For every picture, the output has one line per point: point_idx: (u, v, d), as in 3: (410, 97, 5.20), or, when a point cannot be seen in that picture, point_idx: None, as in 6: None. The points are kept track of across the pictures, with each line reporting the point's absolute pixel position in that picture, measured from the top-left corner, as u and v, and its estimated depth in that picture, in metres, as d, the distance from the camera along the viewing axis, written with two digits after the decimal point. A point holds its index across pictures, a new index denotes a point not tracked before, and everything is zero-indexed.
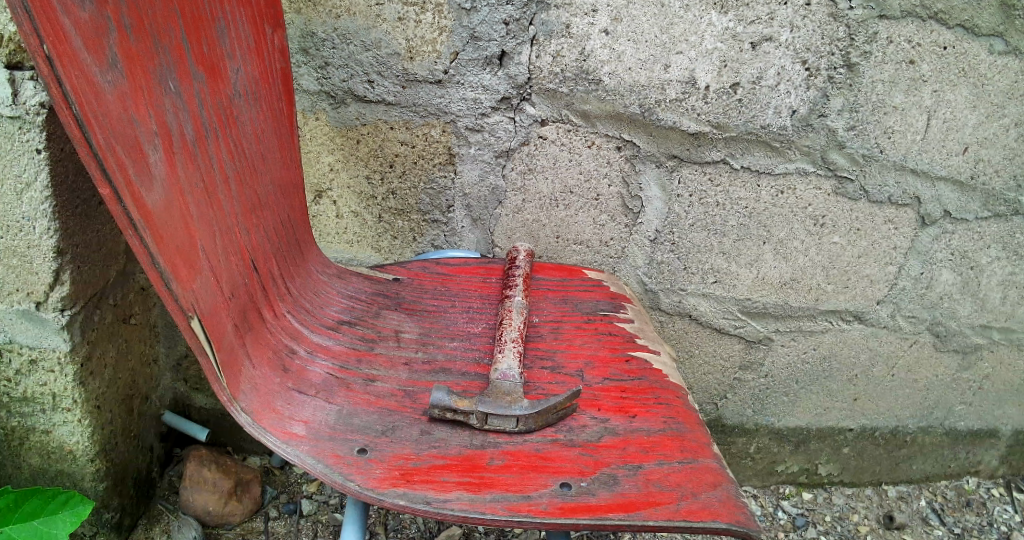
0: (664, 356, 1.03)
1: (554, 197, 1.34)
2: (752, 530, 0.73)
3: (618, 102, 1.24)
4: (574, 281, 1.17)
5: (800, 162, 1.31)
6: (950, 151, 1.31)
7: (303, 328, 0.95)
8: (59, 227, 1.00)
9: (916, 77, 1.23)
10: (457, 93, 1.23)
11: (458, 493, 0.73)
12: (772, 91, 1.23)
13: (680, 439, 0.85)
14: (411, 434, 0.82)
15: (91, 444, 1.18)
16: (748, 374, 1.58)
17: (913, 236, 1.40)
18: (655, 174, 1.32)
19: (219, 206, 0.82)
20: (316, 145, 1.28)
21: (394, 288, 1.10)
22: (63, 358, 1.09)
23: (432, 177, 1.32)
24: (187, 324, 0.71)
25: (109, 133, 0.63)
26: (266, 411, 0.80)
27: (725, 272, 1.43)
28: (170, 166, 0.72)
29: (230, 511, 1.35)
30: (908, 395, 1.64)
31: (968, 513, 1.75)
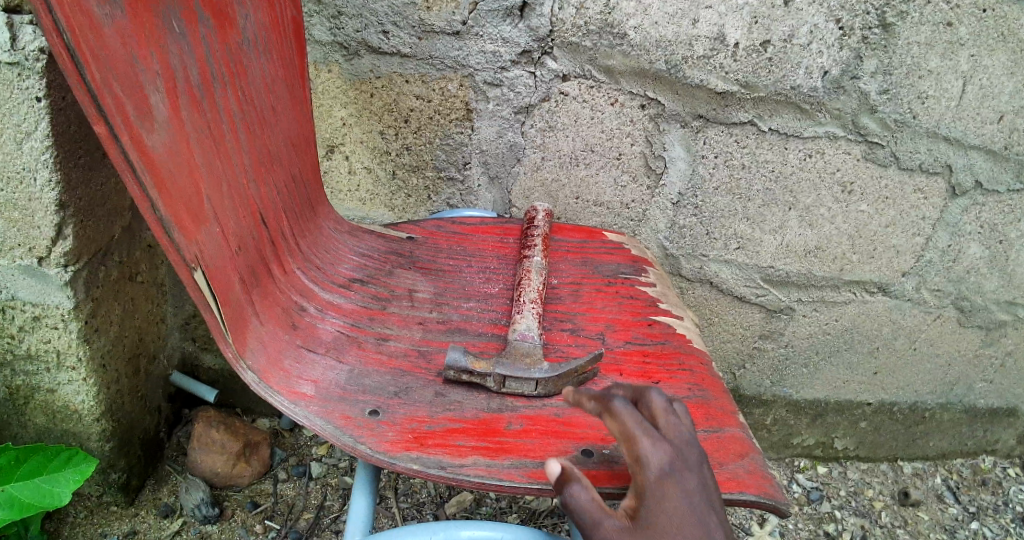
0: (687, 321, 0.99)
1: (574, 156, 1.30)
2: (780, 503, 0.70)
3: (643, 58, 1.19)
4: (594, 243, 1.13)
5: (830, 125, 1.25)
6: (985, 119, 1.25)
7: (313, 286, 0.92)
8: (61, 179, 0.96)
9: (953, 40, 1.17)
10: (475, 46, 1.18)
11: (475, 458, 0.71)
12: (804, 50, 1.17)
13: (705, 406, 0.82)
14: (425, 396, 0.79)
15: (96, 404, 1.16)
16: (768, 344, 1.55)
17: (942, 207, 1.35)
18: (680, 134, 1.27)
19: (227, 156, 0.78)
20: (329, 98, 1.24)
21: (409, 247, 1.06)
22: (66, 315, 1.07)
23: (448, 133, 1.27)
24: (190, 277, 0.68)
25: (107, 70, 0.59)
26: (274, 369, 0.77)
27: (748, 238, 1.38)
28: (174, 111, 0.68)
29: (239, 474, 1.34)
30: (929, 371, 1.60)
31: (984, 491, 1.72)
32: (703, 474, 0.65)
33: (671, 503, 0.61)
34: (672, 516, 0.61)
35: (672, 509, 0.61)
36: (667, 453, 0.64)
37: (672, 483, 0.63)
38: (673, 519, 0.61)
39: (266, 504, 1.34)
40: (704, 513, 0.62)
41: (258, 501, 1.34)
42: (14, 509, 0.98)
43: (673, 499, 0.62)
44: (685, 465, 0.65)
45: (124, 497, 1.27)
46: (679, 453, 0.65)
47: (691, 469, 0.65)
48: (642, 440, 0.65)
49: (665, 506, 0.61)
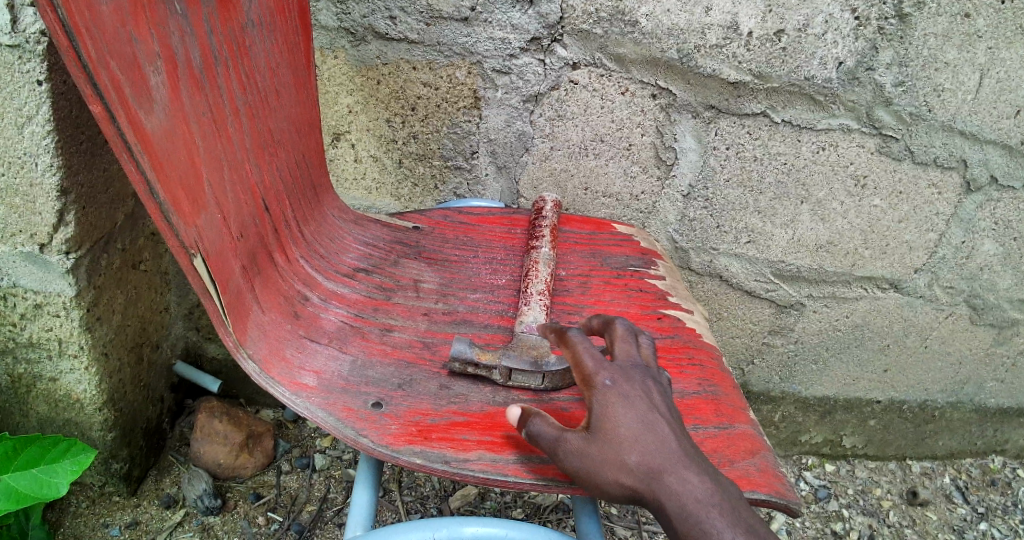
0: (697, 315, 0.97)
1: (583, 146, 1.28)
2: (792, 503, 0.69)
3: (655, 46, 1.16)
4: (603, 235, 1.11)
5: (844, 117, 1.23)
6: (1002, 113, 1.22)
7: (316, 275, 0.90)
8: (62, 165, 0.95)
9: (971, 32, 1.14)
10: (484, 32, 1.16)
11: (479, 452, 0.69)
12: (819, 40, 1.15)
13: (716, 403, 0.80)
14: (429, 388, 0.77)
15: (98, 393, 1.15)
16: (777, 339, 1.53)
17: (957, 202, 1.32)
18: (691, 125, 1.25)
19: (228, 139, 0.76)
20: (335, 85, 1.22)
21: (415, 237, 1.04)
22: (68, 303, 1.06)
23: (455, 121, 1.26)
24: (189, 262, 0.66)
25: (103, 48, 0.57)
26: (275, 359, 0.75)
27: (759, 232, 1.36)
28: (174, 92, 0.66)
29: (242, 465, 1.32)
30: (940, 369, 1.58)
31: (993, 492, 1.70)
32: (650, 383, 0.69)
33: (618, 409, 0.65)
34: (619, 418, 0.65)
35: (620, 414, 0.65)
36: (609, 367, 0.68)
37: (617, 392, 0.67)
38: (621, 420, 0.65)
39: (268, 496, 1.33)
40: (651, 413, 0.66)
41: (261, 493, 1.33)
42: (11, 500, 0.97)
43: (619, 405, 0.66)
44: (630, 376, 0.69)
45: (126, 487, 1.26)
46: (624, 369, 0.69)
47: (635, 378, 0.69)
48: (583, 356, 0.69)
49: (612, 411, 0.65)
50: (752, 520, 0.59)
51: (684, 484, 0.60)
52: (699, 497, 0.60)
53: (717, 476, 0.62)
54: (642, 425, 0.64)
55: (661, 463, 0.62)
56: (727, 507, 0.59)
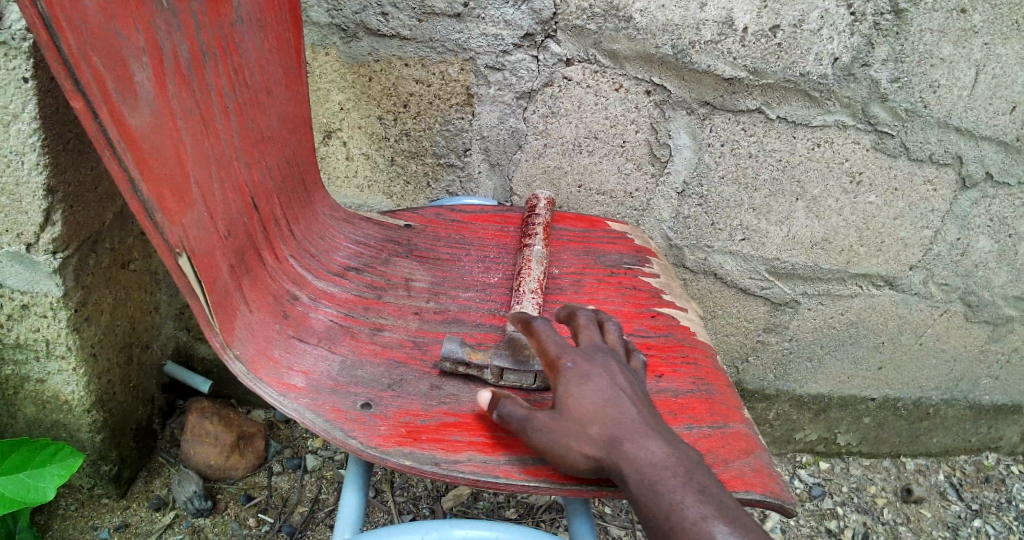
0: (692, 314, 0.97)
1: (577, 143, 1.27)
2: (786, 503, 0.68)
3: (649, 42, 1.15)
4: (597, 233, 1.10)
5: (840, 114, 1.22)
6: (997, 110, 1.21)
7: (306, 274, 0.89)
8: (49, 163, 0.93)
9: (967, 28, 1.13)
10: (477, 28, 1.15)
11: (470, 454, 0.68)
12: (814, 36, 1.14)
13: (710, 402, 0.79)
14: (420, 388, 0.76)
15: (87, 395, 1.14)
16: (772, 337, 1.52)
17: (952, 199, 1.32)
18: (685, 121, 1.24)
19: (217, 136, 0.75)
20: (326, 81, 1.21)
21: (406, 235, 1.03)
22: (55, 303, 1.04)
23: (448, 118, 1.24)
24: (174, 262, 0.65)
25: (85, 42, 0.55)
26: (263, 360, 0.74)
27: (754, 229, 1.35)
28: (160, 87, 0.65)
29: (232, 466, 1.31)
30: (935, 367, 1.58)
31: (987, 489, 1.70)
32: (613, 362, 0.71)
33: (580, 388, 0.68)
34: (581, 395, 0.68)
35: (581, 393, 0.68)
36: (573, 350, 0.71)
37: (580, 371, 0.69)
38: (583, 396, 0.68)
39: (259, 498, 1.31)
40: (613, 389, 0.68)
41: (252, 494, 1.31)
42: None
43: (581, 382, 0.68)
44: (593, 356, 0.71)
45: (116, 489, 1.24)
46: (588, 351, 0.72)
47: (598, 358, 0.71)
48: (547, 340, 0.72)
49: (575, 389, 0.68)
50: (705, 480, 0.61)
51: (642, 450, 0.63)
52: (657, 461, 0.63)
53: (676, 442, 0.65)
54: (604, 400, 0.67)
55: (620, 433, 0.65)
56: (682, 468, 0.62)
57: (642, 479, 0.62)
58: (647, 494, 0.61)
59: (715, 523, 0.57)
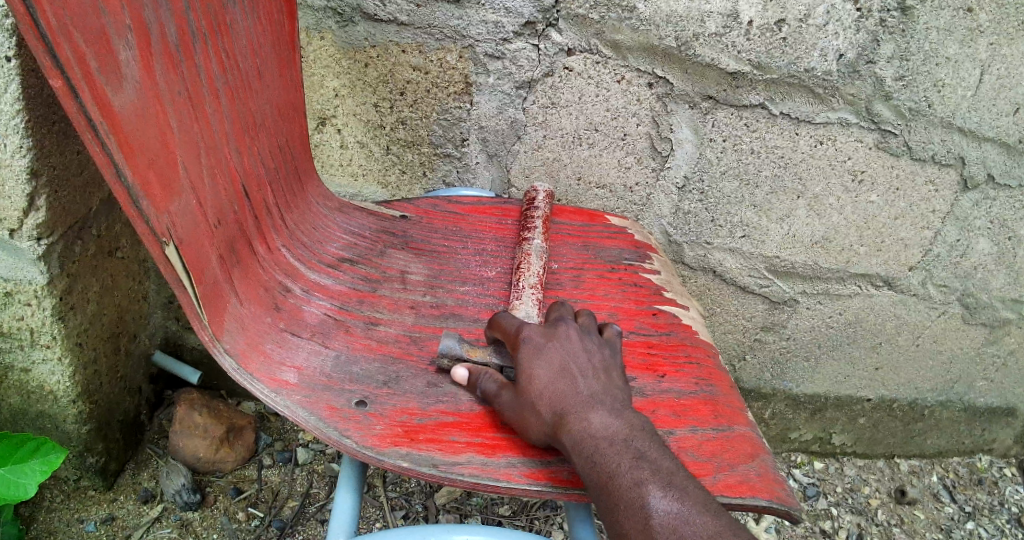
0: (693, 312, 0.95)
1: (577, 135, 1.24)
2: (793, 509, 0.66)
3: (652, 34, 1.13)
4: (596, 227, 1.08)
5: (843, 111, 1.20)
6: (1001, 111, 1.20)
7: (299, 265, 0.87)
8: (33, 146, 0.89)
9: (973, 27, 1.11)
10: (477, 15, 1.12)
11: (469, 456, 0.66)
12: (820, 31, 1.11)
13: (713, 403, 0.78)
14: (416, 386, 0.74)
15: (72, 385, 1.11)
16: (769, 336, 1.51)
17: (953, 200, 1.30)
18: (687, 115, 1.22)
19: (206, 121, 0.72)
20: (321, 67, 1.18)
21: (402, 226, 1.01)
22: (40, 291, 1.01)
23: (446, 107, 1.22)
24: (161, 251, 0.62)
25: (65, 17, 0.53)
26: (253, 354, 0.72)
27: (754, 226, 1.34)
28: (146, 68, 0.62)
29: (222, 459, 1.29)
30: (931, 368, 1.57)
31: (980, 491, 1.69)
32: (571, 339, 0.75)
33: (534, 365, 0.72)
34: (535, 369, 0.71)
35: (535, 369, 0.71)
36: (533, 329, 0.75)
37: (535, 350, 0.73)
38: (536, 371, 0.71)
39: (249, 491, 1.29)
40: (564, 365, 0.72)
41: (241, 488, 1.29)
42: None
43: (536, 361, 0.72)
44: (552, 333, 0.75)
45: (102, 481, 1.22)
46: (548, 331, 0.76)
47: (558, 335, 0.75)
48: (509, 325, 0.77)
49: (530, 366, 0.72)
50: (643, 445, 0.64)
51: (583, 423, 0.66)
52: (593, 433, 0.65)
53: (620, 413, 0.68)
54: (556, 375, 0.71)
55: (566, 405, 0.68)
56: (621, 437, 0.65)
57: (582, 452, 0.64)
58: (587, 464, 0.63)
59: (650, 487, 0.60)
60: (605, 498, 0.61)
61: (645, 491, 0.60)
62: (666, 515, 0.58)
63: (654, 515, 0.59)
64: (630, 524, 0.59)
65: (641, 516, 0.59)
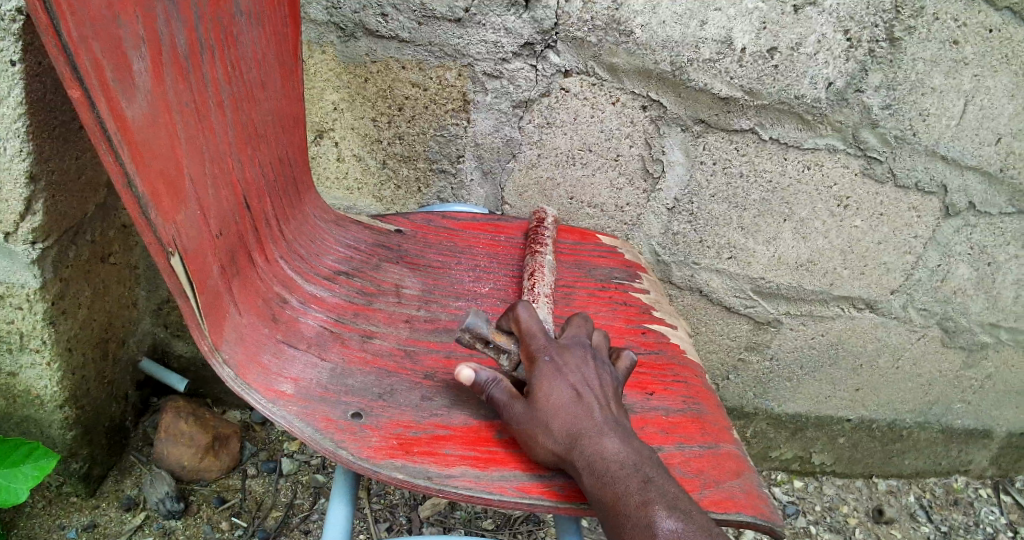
0: (681, 332, 0.97)
1: (571, 154, 1.26)
2: (776, 525, 0.68)
3: (648, 58, 1.15)
4: (587, 246, 1.09)
5: (831, 138, 1.23)
6: (983, 141, 1.23)
7: (296, 277, 0.87)
8: (33, 150, 0.89)
9: (958, 59, 1.14)
10: (476, 34, 1.14)
11: (463, 468, 0.67)
12: (811, 59, 1.14)
13: (700, 421, 0.79)
14: (411, 400, 0.75)
15: (59, 390, 1.10)
16: (753, 356, 1.53)
17: (935, 226, 1.33)
18: (679, 138, 1.24)
19: (212, 131, 0.73)
20: (320, 80, 1.19)
21: (397, 240, 1.02)
22: (32, 295, 1.01)
23: (443, 124, 1.23)
24: (166, 261, 0.63)
25: (84, 27, 0.53)
26: (251, 365, 0.72)
27: (741, 247, 1.36)
28: (157, 77, 0.63)
29: (206, 467, 1.28)
30: (910, 390, 1.59)
31: (956, 511, 1.72)
32: (587, 359, 0.75)
33: (550, 382, 0.72)
34: (550, 385, 0.72)
35: (550, 385, 0.72)
36: (551, 345, 0.75)
37: (554, 366, 0.73)
38: (553, 389, 0.71)
39: (233, 500, 1.28)
40: (578, 385, 0.72)
41: (225, 497, 1.28)
42: None
43: (554, 377, 0.72)
44: (569, 352, 0.75)
45: (85, 487, 1.21)
46: (565, 347, 0.76)
47: (575, 355, 0.75)
48: (529, 326, 0.76)
49: (546, 382, 0.72)
50: (651, 472, 0.66)
51: (596, 446, 0.67)
52: (606, 455, 0.66)
53: (630, 441, 0.69)
54: (572, 395, 0.71)
55: (580, 426, 0.69)
56: (631, 462, 0.66)
57: (594, 473, 0.65)
58: (596, 484, 0.65)
59: (656, 507, 0.62)
60: (611, 517, 0.64)
61: (651, 511, 0.62)
62: (671, 533, 0.61)
63: (660, 534, 0.61)
64: None
65: (646, 534, 0.61)
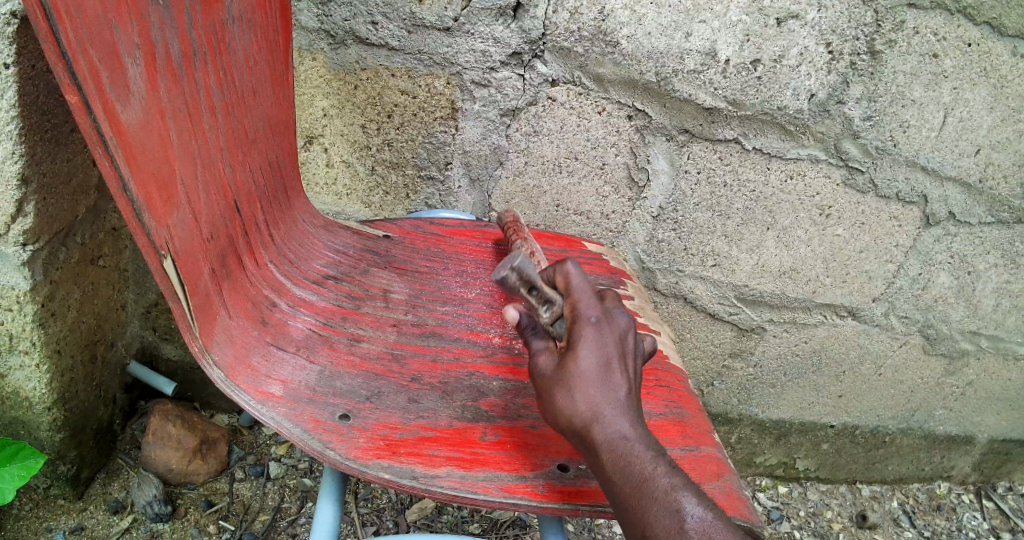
0: (664, 337, 0.99)
1: (557, 163, 1.28)
2: (756, 526, 0.70)
3: (634, 68, 1.18)
4: (573, 253, 1.11)
5: (813, 148, 1.26)
6: (962, 152, 1.26)
7: (285, 281, 0.89)
8: (25, 152, 0.90)
9: (938, 71, 1.17)
10: (465, 44, 1.16)
11: (448, 469, 0.68)
12: (793, 71, 1.17)
13: (682, 425, 0.81)
14: (398, 402, 0.76)
15: (47, 392, 1.11)
16: (737, 362, 1.55)
17: (916, 235, 1.36)
18: (664, 147, 1.27)
19: (203, 136, 0.74)
20: (311, 87, 1.20)
21: (385, 246, 1.03)
22: (22, 296, 1.01)
23: (431, 131, 1.25)
24: (158, 263, 0.64)
25: (83, 33, 0.54)
26: (241, 366, 0.73)
27: (725, 256, 1.38)
28: (151, 82, 0.64)
29: (194, 470, 1.28)
30: (892, 396, 1.62)
31: (939, 517, 1.74)
32: (627, 330, 0.73)
33: (590, 344, 0.70)
34: (590, 349, 0.69)
35: (590, 349, 0.69)
36: (598, 307, 0.72)
37: (597, 329, 0.71)
38: (592, 354, 0.69)
39: (220, 504, 1.29)
40: (616, 355, 0.70)
41: (213, 500, 1.29)
42: None
43: (594, 341, 0.70)
44: (612, 318, 0.73)
45: (73, 489, 1.21)
46: (608, 312, 0.73)
47: (619, 324, 0.73)
48: (577, 287, 0.74)
49: (586, 343, 0.70)
50: (672, 463, 0.66)
51: (621, 425, 0.66)
52: (628, 435, 0.66)
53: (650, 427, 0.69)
54: (608, 363, 0.69)
55: (610, 400, 0.67)
56: (653, 450, 0.66)
57: (614, 451, 0.65)
58: (619, 463, 0.64)
59: (685, 494, 0.63)
60: (630, 499, 0.63)
61: (680, 497, 0.62)
62: (700, 521, 0.61)
63: (688, 520, 0.61)
64: (659, 525, 0.61)
65: (675, 519, 0.61)
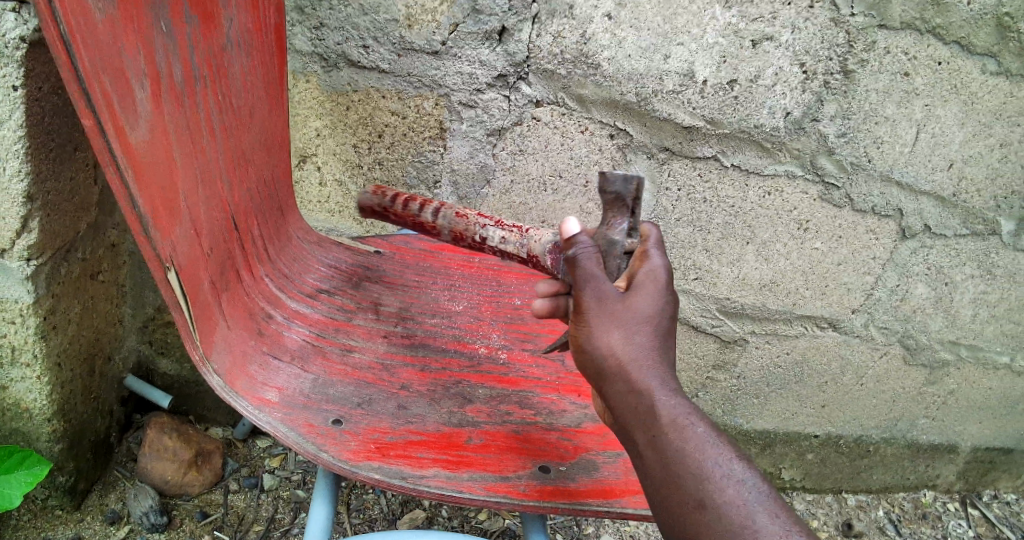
0: None
1: (542, 181, 1.32)
2: None
3: (615, 89, 1.23)
4: None
5: (789, 164, 1.30)
6: (936, 166, 1.30)
7: (280, 293, 0.92)
8: (30, 171, 0.93)
9: (909, 89, 1.22)
10: (453, 66, 1.21)
11: (435, 470, 0.72)
12: (768, 91, 1.22)
13: None
14: (387, 408, 0.79)
15: (48, 404, 1.13)
16: (721, 374, 1.59)
17: (893, 248, 1.40)
18: (645, 165, 1.31)
19: (204, 155, 0.78)
20: (305, 108, 1.25)
21: (376, 261, 1.07)
22: (25, 309, 1.04)
23: (421, 150, 1.29)
24: (163, 275, 0.68)
25: (95, 59, 0.58)
26: (238, 374, 0.77)
27: (706, 269, 1.43)
28: (156, 105, 0.68)
29: (189, 482, 1.31)
30: (874, 406, 1.66)
31: (923, 525, 1.77)
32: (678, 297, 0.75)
33: (653, 295, 0.71)
34: (651, 299, 0.70)
35: (652, 300, 0.71)
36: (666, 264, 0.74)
37: (660, 282, 0.72)
38: (653, 304, 0.70)
39: (215, 515, 1.31)
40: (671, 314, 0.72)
41: (208, 511, 1.31)
42: None
43: (657, 293, 0.71)
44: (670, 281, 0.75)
45: (70, 501, 1.23)
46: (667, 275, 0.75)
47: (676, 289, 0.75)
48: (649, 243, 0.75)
49: (649, 292, 0.71)
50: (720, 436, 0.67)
51: (672, 386, 0.67)
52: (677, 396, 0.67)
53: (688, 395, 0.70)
54: (664, 318, 0.71)
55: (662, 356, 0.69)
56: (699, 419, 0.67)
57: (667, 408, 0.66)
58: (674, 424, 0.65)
59: (748, 467, 0.64)
60: (690, 465, 0.64)
61: (743, 469, 0.63)
62: (762, 493, 0.62)
63: (751, 492, 0.62)
64: (724, 493, 0.62)
65: (739, 488, 0.62)
